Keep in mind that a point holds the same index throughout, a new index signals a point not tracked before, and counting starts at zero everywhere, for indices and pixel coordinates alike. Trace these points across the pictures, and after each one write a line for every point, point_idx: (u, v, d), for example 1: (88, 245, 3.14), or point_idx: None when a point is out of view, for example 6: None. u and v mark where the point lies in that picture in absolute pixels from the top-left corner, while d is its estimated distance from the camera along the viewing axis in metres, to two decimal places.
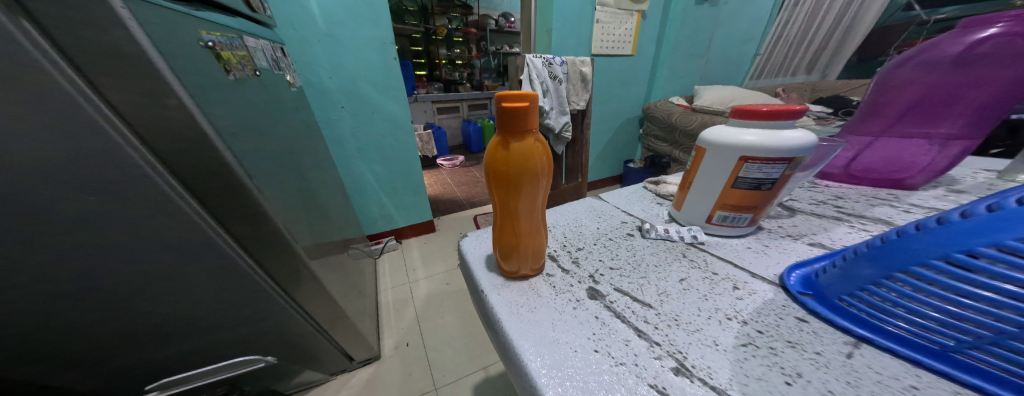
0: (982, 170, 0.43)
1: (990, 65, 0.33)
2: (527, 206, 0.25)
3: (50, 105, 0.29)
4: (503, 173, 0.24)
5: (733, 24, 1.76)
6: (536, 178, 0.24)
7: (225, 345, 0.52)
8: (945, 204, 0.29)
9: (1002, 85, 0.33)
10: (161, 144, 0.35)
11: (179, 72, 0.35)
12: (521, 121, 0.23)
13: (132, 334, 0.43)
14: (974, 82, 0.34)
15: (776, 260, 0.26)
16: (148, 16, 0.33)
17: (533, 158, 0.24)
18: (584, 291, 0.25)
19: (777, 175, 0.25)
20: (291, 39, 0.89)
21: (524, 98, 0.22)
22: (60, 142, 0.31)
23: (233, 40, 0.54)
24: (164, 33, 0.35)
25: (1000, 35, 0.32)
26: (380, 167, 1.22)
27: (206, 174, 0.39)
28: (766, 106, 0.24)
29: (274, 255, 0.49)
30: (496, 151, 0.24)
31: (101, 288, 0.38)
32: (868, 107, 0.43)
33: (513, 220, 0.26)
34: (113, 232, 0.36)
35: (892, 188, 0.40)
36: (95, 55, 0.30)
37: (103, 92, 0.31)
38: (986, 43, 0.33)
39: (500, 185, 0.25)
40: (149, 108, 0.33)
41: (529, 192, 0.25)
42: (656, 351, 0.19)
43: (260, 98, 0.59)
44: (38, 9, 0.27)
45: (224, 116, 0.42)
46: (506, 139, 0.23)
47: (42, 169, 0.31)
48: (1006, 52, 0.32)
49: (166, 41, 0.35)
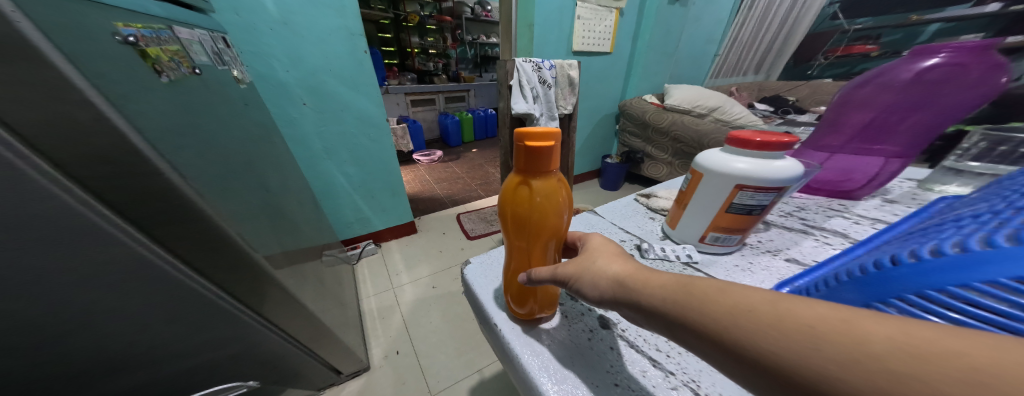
0: (906, 180, 0.51)
1: (935, 90, 0.39)
2: (542, 241, 0.26)
3: None
4: (520, 210, 0.24)
5: (698, 26, 1.88)
6: (553, 216, 0.25)
7: (192, 376, 0.46)
8: (882, 214, 0.35)
9: (940, 109, 0.39)
10: (80, 167, 0.28)
11: (94, 76, 0.28)
12: (542, 163, 0.23)
13: (71, 380, 0.37)
14: (921, 104, 0.40)
15: (761, 277, 0.29)
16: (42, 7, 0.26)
17: (554, 197, 0.24)
18: (595, 319, 0.27)
19: (765, 202, 0.28)
20: (234, 26, 0.77)
21: (547, 136, 0.22)
22: None
23: (161, 32, 0.44)
24: (67, 26, 0.28)
25: (938, 66, 0.38)
26: (352, 169, 1.13)
27: (150, 200, 0.32)
28: (758, 137, 0.27)
29: (241, 280, 0.43)
30: (512, 188, 0.25)
31: (14, 338, 0.31)
32: (830, 123, 0.48)
33: (528, 253, 0.27)
34: (21, 273, 0.29)
35: (843, 198, 0.46)
36: None
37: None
38: (934, 71, 0.38)
39: (515, 224, 0.25)
40: (63, 127, 0.27)
41: (547, 230, 0.25)
42: (672, 382, 0.22)
43: (208, 101, 0.50)
44: None
45: (164, 130, 0.35)
46: (525, 177, 0.24)
47: None
48: (948, 79, 0.38)
49: (72, 37, 0.28)
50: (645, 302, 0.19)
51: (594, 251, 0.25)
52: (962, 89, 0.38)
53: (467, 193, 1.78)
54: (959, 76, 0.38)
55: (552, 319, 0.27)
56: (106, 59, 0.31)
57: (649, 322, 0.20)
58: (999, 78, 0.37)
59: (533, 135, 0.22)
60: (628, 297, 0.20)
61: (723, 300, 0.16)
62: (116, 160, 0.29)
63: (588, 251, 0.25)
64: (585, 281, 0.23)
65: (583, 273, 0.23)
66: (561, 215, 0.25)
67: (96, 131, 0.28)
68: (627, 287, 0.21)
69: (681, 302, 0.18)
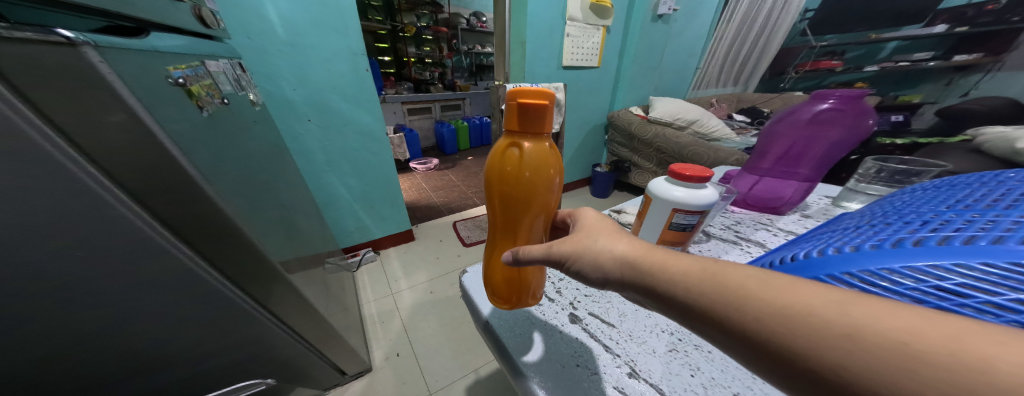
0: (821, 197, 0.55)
1: (829, 127, 0.45)
2: (531, 193, 0.30)
3: (32, 168, 0.27)
4: (512, 161, 0.30)
5: (681, 41, 1.99)
6: (543, 168, 0.30)
7: (217, 376, 0.51)
8: (796, 228, 0.44)
9: (834, 142, 0.46)
10: (151, 196, 0.33)
11: (162, 121, 0.34)
12: (534, 116, 0.28)
13: (114, 383, 0.41)
14: (821, 138, 0.46)
15: None
16: (123, 65, 0.32)
17: (544, 158, 0.30)
18: (567, 316, 0.35)
19: (693, 221, 0.36)
20: (246, 49, 0.82)
21: (542, 94, 0.28)
22: (44, 207, 0.28)
23: (198, 69, 0.49)
24: (142, 81, 0.34)
25: (833, 108, 0.44)
26: (353, 180, 1.19)
27: (203, 220, 0.38)
28: (688, 171, 0.34)
29: (266, 286, 0.49)
30: (508, 141, 0.30)
31: (77, 343, 0.36)
32: (756, 151, 0.53)
33: (520, 212, 0.32)
34: (93, 286, 0.33)
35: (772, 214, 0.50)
36: (79, 116, 0.28)
37: (91, 153, 0.29)
38: (827, 112, 0.45)
39: (506, 181, 0.30)
40: (145, 166, 0.32)
41: (537, 193, 0.31)
42: (618, 361, 0.29)
43: (234, 127, 0.55)
44: (22, 79, 0.25)
45: (208, 159, 0.41)
46: (519, 130, 0.29)
47: (27, 234, 0.29)
48: (837, 119, 0.45)
49: (145, 88, 0.34)
50: (694, 297, 0.22)
51: (596, 233, 0.30)
52: (847, 127, 0.45)
53: (462, 201, 1.84)
54: (845, 117, 0.44)
55: (535, 352, 0.30)
56: (165, 104, 0.36)
57: (680, 311, 0.23)
58: (869, 120, 0.44)
59: (526, 92, 0.27)
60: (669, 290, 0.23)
61: (782, 305, 0.18)
62: (175, 188, 0.35)
63: (587, 233, 0.30)
64: (586, 261, 0.28)
65: (585, 256, 0.28)
66: (550, 170, 0.30)
67: (162, 165, 0.33)
68: (657, 279, 0.24)
69: (725, 301, 0.20)
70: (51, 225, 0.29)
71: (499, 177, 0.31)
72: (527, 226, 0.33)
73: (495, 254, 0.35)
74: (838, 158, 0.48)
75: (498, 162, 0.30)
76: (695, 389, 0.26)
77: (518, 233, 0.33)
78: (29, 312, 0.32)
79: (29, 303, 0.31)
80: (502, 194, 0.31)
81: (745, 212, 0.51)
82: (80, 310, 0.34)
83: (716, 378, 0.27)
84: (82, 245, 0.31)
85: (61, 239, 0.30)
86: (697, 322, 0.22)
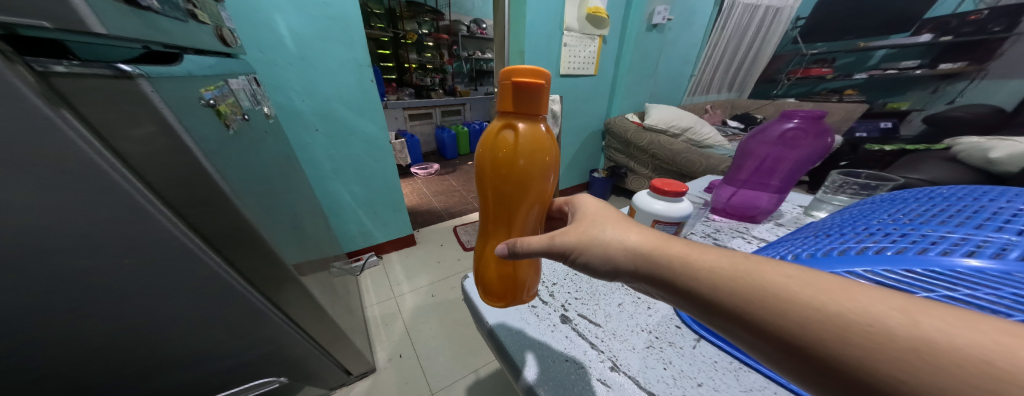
0: (796, 207, 0.58)
1: (796, 143, 0.50)
2: (527, 171, 0.31)
3: (90, 186, 0.30)
4: (507, 138, 0.31)
5: (676, 48, 2.05)
6: (538, 145, 0.31)
7: (235, 373, 0.54)
8: (768, 235, 0.48)
9: (802, 157, 0.50)
10: (189, 210, 0.37)
11: (199, 141, 0.38)
12: (530, 94, 0.29)
13: (143, 376, 0.45)
14: (788, 153, 0.51)
15: None
16: (166, 91, 0.35)
17: (538, 139, 0.31)
18: (558, 317, 0.38)
19: (672, 232, 0.40)
20: (259, 62, 0.87)
21: (537, 74, 0.29)
22: (98, 219, 0.32)
23: (223, 89, 0.52)
24: (182, 104, 0.38)
25: (797, 127, 0.49)
26: (357, 187, 1.23)
27: (230, 230, 0.41)
28: (667, 186, 0.39)
29: (282, 290, 0.52)
30: (502, 120, 0.31)
31: (113, 339, 0.39)
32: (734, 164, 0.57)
33: (516, 202, 0.33)
34: (133, 289, 0.37)
35: (747, 222, 0.54)
36: (133, 139, 0.31)
37: (141, 172, 0.32)
38: (792, 129, 0.49)
39: (501, 166, 0.31)
40: (184, 182, 0.35)
41: (533, 178, 0.32)
42: (602, 357, 0.32)
43: (252, 141, 0.59)
44: (88, 109, 0.28)
45: (234, 173, 0.44)
46: (513, 109, 0.30)
47: (82, 242, 0.32)
48: (801, 136, 0.49)
49: (184, 111, 0.37)
50: (753, 297, 0.22)
51: (598, 223, 0.32)
52: (811, 144, 0.49)
53: (463, 206, 1.89)
54: (808, 134, 0.49)
55: (534, 363, 0.32)
56: (200, 124, 0.40)
57: (716, 311, 0.24)
58: (831, 137, 0.49)
59: (522, 71, 0.28)
60: (709, 291, 0.24)
61: (839, 315, 0.19)
62: (209, 202, 0.38)
63: (589, 224, 0.32)
64: (592, 252, 0.31)
65: (591, 247, 0.31)
66: (545, 147, 0.31)
67: (198, 181, 0.37)
68: (688, 274, 0.25)
69: (769, 305, 0.21)
70: (101, 234, 0.33)
71: (494, 155, 0.31)
72: (522, 209, 0.34)
73: (488, 246, 0.38)
74: (806, 172, 0.51)
75: (492, 141, 0.31)
76: (667, 380, 0.29)
77: (513, 216, 0.34)
78: (76, 312, 0.35)
79: (76, 303, 0.35)
80: (497, 172, 0.32)
81: (724, 219, 0.55)
82: (120, 310, 0.37)
83: (684, 370, 0.30)
84: (126, 253, 0.35)
85: (107, 248, 0.34)
86: (732, 323, 0.23)
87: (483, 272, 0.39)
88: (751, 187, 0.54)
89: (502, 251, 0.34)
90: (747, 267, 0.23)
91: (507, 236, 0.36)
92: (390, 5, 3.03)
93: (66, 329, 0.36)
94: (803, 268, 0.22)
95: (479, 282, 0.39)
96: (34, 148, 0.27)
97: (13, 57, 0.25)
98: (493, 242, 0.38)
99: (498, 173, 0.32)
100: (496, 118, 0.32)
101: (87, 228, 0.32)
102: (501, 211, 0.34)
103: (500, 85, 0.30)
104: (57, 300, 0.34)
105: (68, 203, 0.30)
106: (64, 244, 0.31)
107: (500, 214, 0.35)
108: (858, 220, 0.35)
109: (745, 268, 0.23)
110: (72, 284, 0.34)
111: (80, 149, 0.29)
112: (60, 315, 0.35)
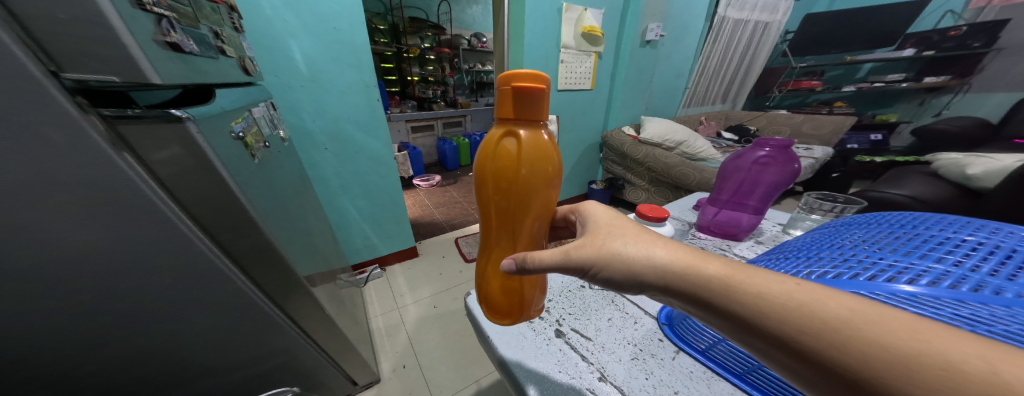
0: (777, 224, 0.63)
1: (766, 169, 0.55)
2: (529, 182, 0.33)
3: (140, 215, 0.35)
4: (507, 146, 0.32)
5: (671, 62, 2.12)
6: (539, 154, 0.32)
7: (249, 382, 0.58)
8: (746, 254, 0.53)
9: (772, 180, 0.55)
10: (222, 232, 0.41)
11: (235, 174, 0.42)
12: (527, 93, 0.31)
13: (164, 383, 0.48)
14: (758, 177, 0.56)
15: (654, 306, 0.46)
16: (208, 127, 0.39)
17: (539, 145, 0.32)
18: (553, 332, 0.42)
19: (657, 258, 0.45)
20: (275, 86, 0.93)
21: (536, 78, 0.31)
22: (143, 243, 0.36)
23: (247, 119, 0.57)
24: (219, 142, 0.42)
25: (768, 155, 0.54)
26: (363, 202, 1.28)
27: (255, 250, 0.46)
28: (653, 214, 0.46)
29: (299, 304, 0.56)
30: (503, 127, 0.33)
31: (146, 348, 0.43)
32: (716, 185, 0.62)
33: (522, 215, 0.35)
34: (169, 302, 0.41)
35: (729, 239, 0.59)
36: (179, 174, 0.36)
37: (182, 202, 0.37)
38: (762, 156, 0.55)
39: (498, 176, 0.33)
40: (218, 210, 0.40)
41: (533, 189, 0.33)
42: (593, 370, 0.35)
43: (273, 167, 0.64)
44: (144, 151, 0.33)
45: (260, 199, 0.48)
46: (514, 116, 0.32)
47: (131, 261, 0.37)
48: (769, 162, 0.54)
49: (222, 146, 0.41)
50: (812, 325, 0.21)
51: (615, 236, 0.33)
52: (777, 170, 0.54)
53: (463, 217, 1.93)
54: (775, 160, 0.54)
55: (534, 376, 0.35)
56: (231, 155, 0.44)
57: (760, 336, 0.24)
58: (796, 164, 0.54)
59: (522, 75, 0.29)
60: (757, 317, 0.24)
61: (913, 356, 0.18)
62: (237, 225, 0.43)
63: (605, 238, 0.33)
64: (613, 268, 0.32)
65: (611, 262, 0.32)
66: (546, 155, 0.33)
67: (229, 210, 0.41)
68: (737, 299, 0.25)
69: (826, 334, 0.21)
70: (149, 256, 0.37)
71: (495, 164, 0.33)
72: (527, 221, 0.35)
73: (489, 266, 0.40)
74: (778, 194, 0.56)
75: (493, 150, 0.33)
76: (649, 389, 0.33)
77: (517, 226, 0.36)
78: (119, 324, 0.40)
79: (118, 315, 0.39)
80: (498, 183, 0.33)
81: (708, 236, 0.60)
82: (154, 321, 0.42)
83: (664, 380, 0.34)
84: (168, 271, 0.39)
85: (154, 268, 0.38)
86: (767, 344, 0.24)
87: (482, 285, 0.41)
88: (730, 207, 0.59)
89: (512, 268, 0.35)
90: (804, 298, 0.22)
91: (513, 248, 0.37)
92: (393, 21, 3.13)
93: (108, 341, 0.40)
94: (862, 300, 0.21)
95: (482, 299, 0.41)
96: (106, 185, 0.32)
97: (88, 109, 0.30)
98: (496, 253, 0.39)
99: (500, 182, 0.33)
100: (496, 126, 0.34)
101: (140, 253, 0.37)
102: (504, 223, 0.36)
103: (499, 90, 0.32)
104: (105, 314, 0.38)
105: (121, 229, 0.35)
106: (118, 263, 0.36)
107: (502, 224, 0.36)
108: (847, 241, 0.37)
109: (801, 300, 0.22)
110: (117, 298, 0.38)
111: (136, 185, 0.33)
112: (103, 328, 0.39)
